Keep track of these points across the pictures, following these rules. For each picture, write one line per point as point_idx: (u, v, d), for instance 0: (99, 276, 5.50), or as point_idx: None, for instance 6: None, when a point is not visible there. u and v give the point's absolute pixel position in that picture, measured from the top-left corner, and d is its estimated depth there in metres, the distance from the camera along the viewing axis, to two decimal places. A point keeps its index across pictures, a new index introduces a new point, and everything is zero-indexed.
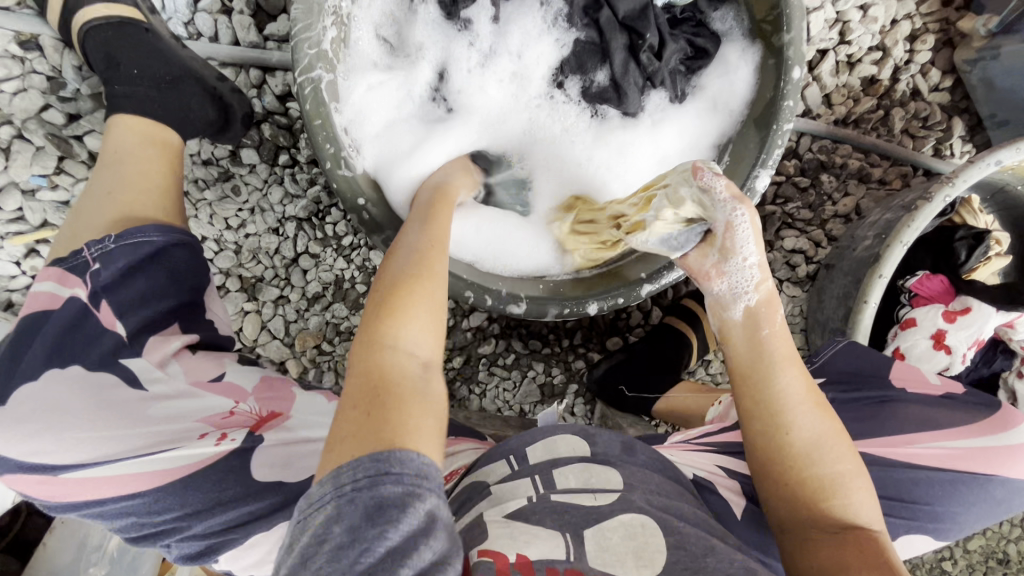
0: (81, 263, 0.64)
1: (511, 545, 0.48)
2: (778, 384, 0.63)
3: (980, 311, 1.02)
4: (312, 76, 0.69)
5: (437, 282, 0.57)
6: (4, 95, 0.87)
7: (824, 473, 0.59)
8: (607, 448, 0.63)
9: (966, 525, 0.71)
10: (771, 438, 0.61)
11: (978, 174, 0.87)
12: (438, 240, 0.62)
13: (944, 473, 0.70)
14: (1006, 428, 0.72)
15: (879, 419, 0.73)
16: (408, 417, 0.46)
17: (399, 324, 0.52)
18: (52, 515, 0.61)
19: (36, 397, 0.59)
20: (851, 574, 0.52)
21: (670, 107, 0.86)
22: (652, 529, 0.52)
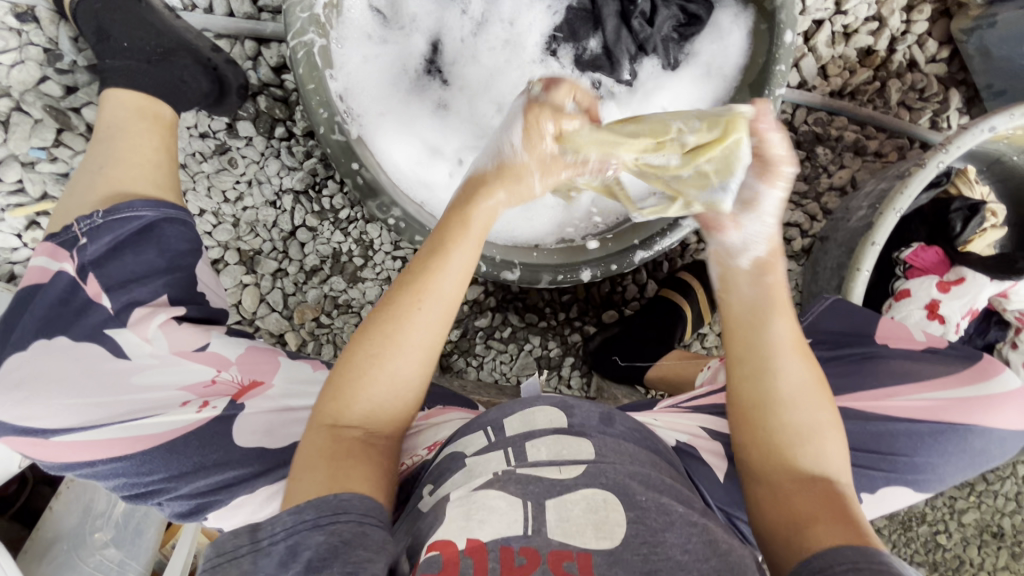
0: (71, 238, 0.63)
1: (463, 530, 0.51)
2: (769, 332, 0.61)
3: (974, 281, 1.03)
4: (305, 40, 0.69)
5: (404, 354, 0.57)
6: (2, 68, 0.87)
7: (801, 420, 0.60)
8: (586, 418, 0.62)
9: (947, 478, 0.74)
10: (757, 387, 0.61)
11: (971, 141, 0.88)
12: (430, 295, 0.58)
13: (928, 425, 0.72)
14: (986, 377, 0.75)
15: (855, 375, 0.76)
16: (341, 476, 0.52)
17: (348, 397, 0.56)
18: (53, 475, 0.63)
19: (26, 364, 0.60)
20: (811, 526, 0.55)
21: (663, 76, 0.86)
22: (613, 503, 0.53)
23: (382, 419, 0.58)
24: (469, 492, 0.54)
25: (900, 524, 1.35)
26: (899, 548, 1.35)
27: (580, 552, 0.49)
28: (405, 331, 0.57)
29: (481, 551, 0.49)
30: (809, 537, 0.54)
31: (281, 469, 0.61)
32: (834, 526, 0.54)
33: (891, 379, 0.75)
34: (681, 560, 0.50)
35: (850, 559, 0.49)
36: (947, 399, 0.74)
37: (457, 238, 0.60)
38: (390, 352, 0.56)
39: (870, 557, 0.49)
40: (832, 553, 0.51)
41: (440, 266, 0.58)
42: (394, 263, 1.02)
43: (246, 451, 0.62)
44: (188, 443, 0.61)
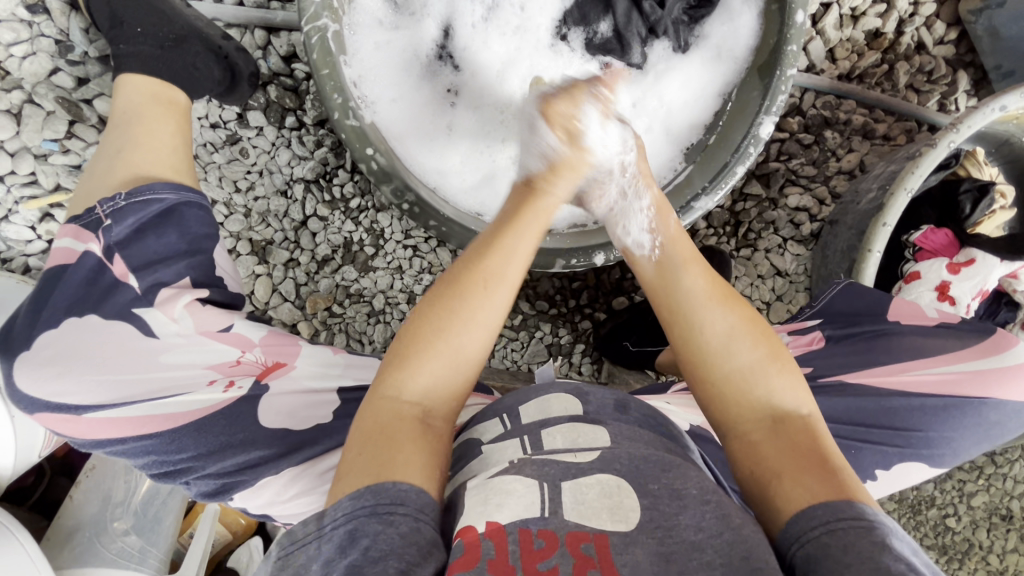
0: (95, 220, 0.64)
1: (479, 518, 0.50)
2: (683, 286, 0.65)
3: (984, 262, 1.03)
4: (319, 25, 0.69)
5: (468, 330, 0.58)
6: (14, 60, 0.88)
7: (740, 366, 0.61)
8: (600, 406, 0.63)
9: (961, 450, 0.75)
10: (687, 343, 0.63)
11: (982, 120, 0.88)
12: (495, 272, 0.60)
13: (938, 400, 0.73)
14: (999, 352, 0.74)
15: (868, 352, 0.77)
16: (399, 459, 0.51)
17: (410, 372, 0.57)
18: (83, 451, 0.63)
19: (54, 342, 0.60)
20: (780, 480, 0.54)
21: (674, 57, 0.87)
22: (627, 490, 0.52)
23: (439, 399, 0.58)
24: (486, 481, 0.54)
25: (910, 508, 1.35)
26: (909, 531, 1.36)
27: (597, 533, 0.48)
28: (472, 309, 0.59)
29: (500, 534, 0.48)
30: (780, 493, 0.53)
31: (304, 450, 0.62)
32: (804, 477, 0.53)
33: (903, 353, 0.76)
34: (695, 540, 0.49)
35: (822, 521, 0.49)
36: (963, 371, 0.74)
37: (526, 226, 0.64)
38: (456, 325, 0.58)
39: (840, 512, 0.48)
40: (807, 515, 0.50)
41: (506, 248, 0.62)
42: (406, 251, 1.02)
43: (271, 432, 0.63)
44: (213, 423, 0.61)
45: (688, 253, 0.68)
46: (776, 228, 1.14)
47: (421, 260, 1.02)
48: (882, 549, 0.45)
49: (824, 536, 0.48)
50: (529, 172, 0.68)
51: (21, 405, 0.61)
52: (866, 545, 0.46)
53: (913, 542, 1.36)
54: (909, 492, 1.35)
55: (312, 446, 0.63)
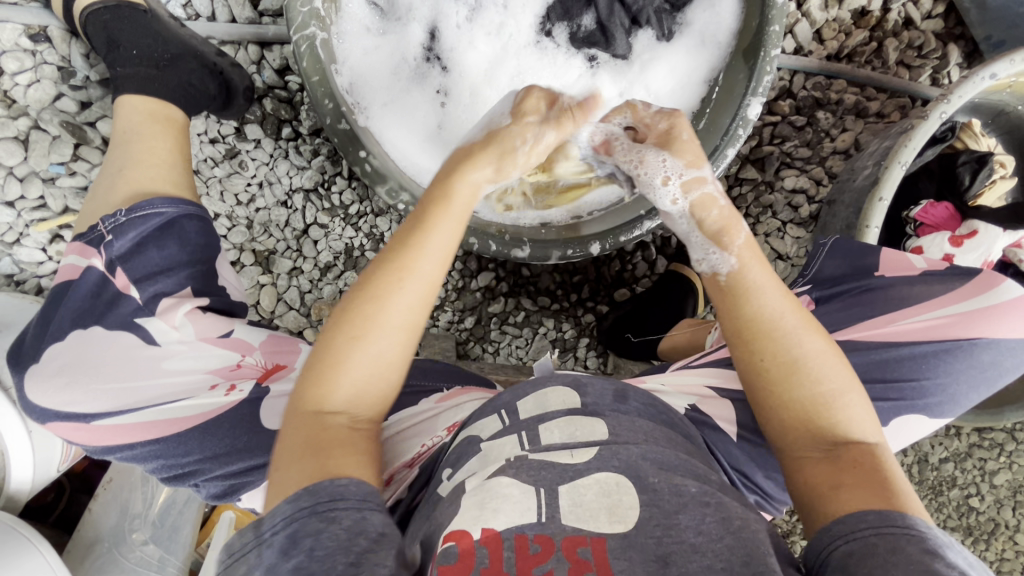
0: (97, 236, 0.65)
1: (476, 520, 0.52)
2: (757, 305, 0.63)
3: (986, 233, 1.03)
4: (307, 34, 0.71)
5: (381, 336, 0.57)
6: (19, 88, 0.91)
7: (821, 393, 0.60)
8: (598, 397, 0.65)
9: (960, 397, 0.74)
10: (757, 363, 0.62)
11: (972, 90, 0.88)
12: (402, 273, 0.58)
13: (924, 350, 0.72)
14: (989, 289, 0.74)
15: (855, 308, 0.77)
16: (331, 461, 0.52)
17: (330, 384, 0.56)
18: (95, 458, 0.65)
19: (63, 354, 0.62)
20: (836, 493, 0.56)
21: (658, 46, 0.87)
22: (627, 487, 0.55)
23: (364, 402, 0.57)
24: (484, 483, 0.56)
25: (930, 490, 1.33)
26: (932, 514, 1.34)
27: (593, 538, 0.51)
28: (382, 313, 0.57)
29: (496, 541, 0.51)
30: (837, 503, 0.55)
31: None
32: (860, 491, 0.55)
33: (882, 306, 0.76)
34: (695, 542, 0.51)
35: (871, 523, 0.51)
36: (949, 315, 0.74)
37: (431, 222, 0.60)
38: (368, 331, 0.56)
39: (890, 521, 0.51)
40: (856, 518, 0.53)
41: (419, 246, 0.59)
42: None
43: (273, 435, 0.64)
44: (219, 426, 0.63)
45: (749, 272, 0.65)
46: (774, 212, 1.14)
47: None
48: (932, 555, 0.47)
49: (872, 538, 0.50)
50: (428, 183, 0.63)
51: (34, 416, 0.63)
52: (916, 551, 0.48)
53: (936, 524, 1.34)
54: (928, 472, 1.33)
55: None
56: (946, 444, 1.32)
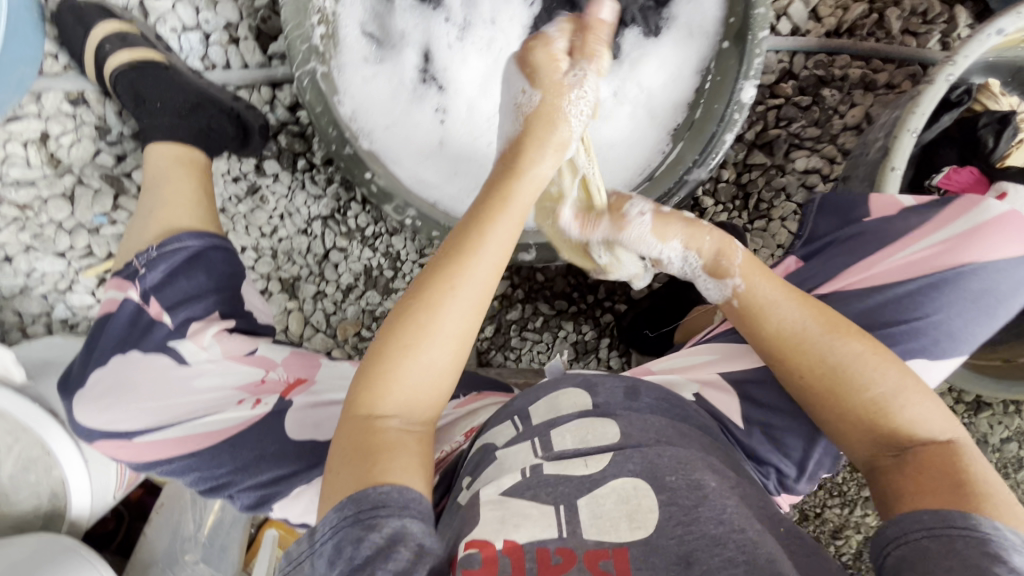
0: (132, 270, 0.71)
1: (496, 535, 0.56)
2: (785, 317, 0.64)
3: (1017, 194, 0.97)
4: (308, 69, 0.76)
5: (431, 341, 0.57)
6: (63, 149, 1.00)
7: (874, 398, 0.61)
8: (609, 396, 0.68)
9: (960, 334, 0.70)
10: (805, 377, 0.63)
11: (979, 49, 0.85)
12: (453, 280, 0.57)
13: (931, 297, 0.69)
14: (967, 213, 0.71)
15: (837, 259, 0.74)
16: (386, 464, 0.54)
17: (379, 390, 0.57)
18: (137, 474, 0.69)
19: (105, 377, 0.67)
20: (905, 499, 0.57)
21: (647, 42, 0.89)
22: (643, 490, 0.58)
23: (417, 409, 0.58)
24: (502, 496, 0.59)
25: None
26: None
27: (615, 548, 0.55)
28: (442, 319, 0.57)
29: (518, 553, 0.55)
30: (901, 509, 0.56)
31: None
32: (927, 496, 0.56)
33: (873, 246, 0.73)
34: (715, 534, 0.55)
35: (926, 525, 0.53)
36: (976, 271, 0.70)
37: (494, 218, 0.59)
38: (420, 338, 0.57)
39: (948, 522, 0.52)
40: (910, 521, 0.54)
41: (470, 252, 0.58)
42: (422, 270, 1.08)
43: (298, 444, 0.67)
44: (246, 438, 0.66)
45: (778, 284, 0.67)
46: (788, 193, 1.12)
47: None
48: (990, 558, 0.49)
49: (926, 540, 0.52)
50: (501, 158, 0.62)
51: (82, 437, 0.68)
52: (972, 552, 0.49)
53: None
54: (990, 455, 1.26)
55: None
56: (1006, 423, 1.25)
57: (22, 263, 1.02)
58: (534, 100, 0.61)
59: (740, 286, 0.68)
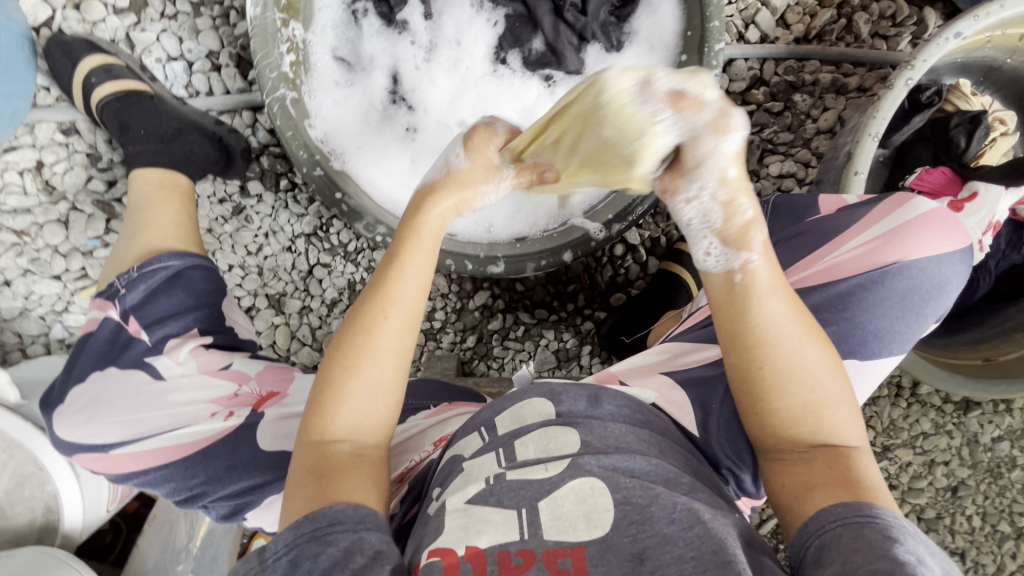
0: (113, 290, 0.74)
1: (461, 540, 0.57)
2: (768, 309, 0.60)
3: (987, 194, 0.97)
4: (278, 96, 0.79)
5: (373, 368, 0.60)
6: (57, 177, 1.04)
7: (804, 401, 0.60)
8: (572, 403, 0.68)
9: (900, 328, 0.72)
10: (757, 372, 0.61)
11: (938, 52, 0.86)
12: (382, 309, 0.61)
13: (873, 296, 0.70)
14: (899, 210, 0.74)
15: (778, 260, 0.78)
16: (341, 486, 0.56)
17: (326, 416, 0.60)
18: (117, 485, 0.73)
19: (85, 393, 0.71)
20: (811, 495, 0.58)
21: (610, 56, 0.91)
22: (600, 489, 0.59)
23: (365, 429, 0.61)
24: (467, 505, 0.60)
25: (987, 473, 1.25)
26: (993, 498, 1.25)
27: (574, 547, 0.56)
28: (381, 344, 0.60)
29: (479, 556, 0.55)
30: (807, 505, 0.58)
31: None
32: (833, 494, 0.57)
33: (810, 247, 0.77)
34: (667, 532, 0.56)
35: (839, 516, 0.54)
36: (924, 271, 0.71)
37: (412, 247, 0.62)
38: (359, 366, 0.60)
39: (857, 512, 0.54)
40: (826, 513, 0.55)
41: (397, 281, 0.61)
42: None
43: (270, 455, 0.69)
44: (219, 450, 0.69)
45: (772, 273, 0.61)
46: (764, 198, 1.13)
47: None
48: (892, 542, 0.50)
49: (838, 528, 0.53)
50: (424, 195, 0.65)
51: (65, 449, 0.72)
52: (875, 536, 0.51)
53: (1000, 509, 1.25)
54: (981, 454, 1.25)
55: None
56: (997, 422, 1.24)
57: (20, 287, 1.06)
58: (464, 167, 0.64)
59: (755, 261, 0.60)
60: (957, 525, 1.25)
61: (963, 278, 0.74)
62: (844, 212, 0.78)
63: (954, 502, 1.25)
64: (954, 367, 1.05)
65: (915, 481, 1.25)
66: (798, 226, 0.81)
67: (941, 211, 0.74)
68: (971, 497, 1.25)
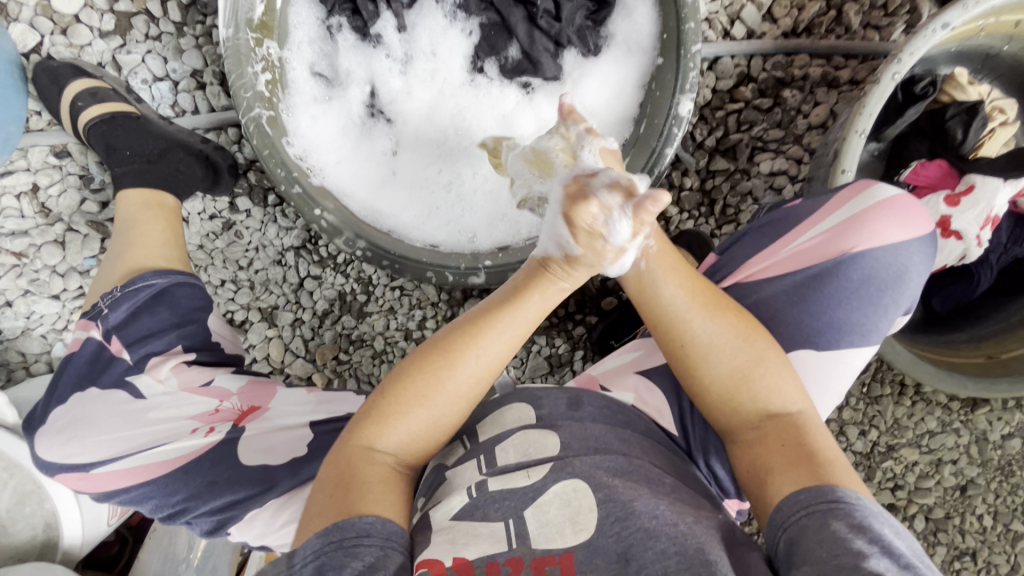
0: (97, 311, 0.76)
1: (448, 551, 0.53)
2: (666, 292, 0.63)
3: (984, 186, 0.94)
4: (253, 115, 0.80)
5: (443, 401, 0.59)
6: (52, 199, 1.07)
7: (731, 373, 0.62)
8: (553, 406, 0.66)
9: (862, 318, 0.71)
10: (675, 350, 0.63)
11: (925, 44, 0.84)
12: (476, 345, 0.59)
13: (830, 287, 0.70)
14: (861, 196, 0.73)
15: (742, 251, 0.78)
16: (366, 498, 0.55)
17: (385, 429, 0.58)
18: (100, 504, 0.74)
19: (66, 413, 0.72)
20: (770, 476, 0.57)
21: (586, 61, 0.90)
22: (583, 490, 0.57)
23: (414, 450, 0.60)
24: (450, 519, 0.56)
25: (998, 471, 1.22)
26: (1005, 496, 1.22)
27: (562, 554, 0.53)
28: (459, 376, 0.59)
29: (467, 567, 0.52)
30: (770, 488, 0.57)
31: (280, 484, 0.69)
32: (791, 472, 0.56)
33: (772, 237, 0.76)
34: (651, 527, 0.53)
35: (803, 504, 0.53)
36: (888, 258, 0.70)
37: (528, 292, 0.60)
38: (433, 394, 0.58)
39: (820, 498, 0.53)
40: (789, 501, 0.54)
41: (501, 321, 0.59)
42: (393, 293, 1.11)
43: (251, 469, 0.70)
44: (202, 465, 0.70)
45: (663, 256, 0.64)
46: (755, 196, 1.11)
47: (409, 298, 1.11)
48: (856, 532, 0.49)
49: (803, 519, 0.52)
50: (546, 253, 0.60)
51: (46, 472, 0.73)
52: (841, 527, 0.50)
53: (1011, 508, 1.22)
54: (991, 452, 1.21)
55: (291, 478, 0.70)
56: (1006, 418, 1.20)
57: (21, 307, 1.09)
58: (575, 249, 0.57)
59: (652, 245, 0.63)
60: (967, 525, 1.22)
61: (926, 266, 0.73)
62: (807, 201, 0.77)
63: (963, 501, 1.22)
64: (953, 366, 1.02)
65: (921, 480, 1.22)
66: (763, 216, 0.80)
67: (903, 198, 0.71)
68: (981, 495, 1.22)
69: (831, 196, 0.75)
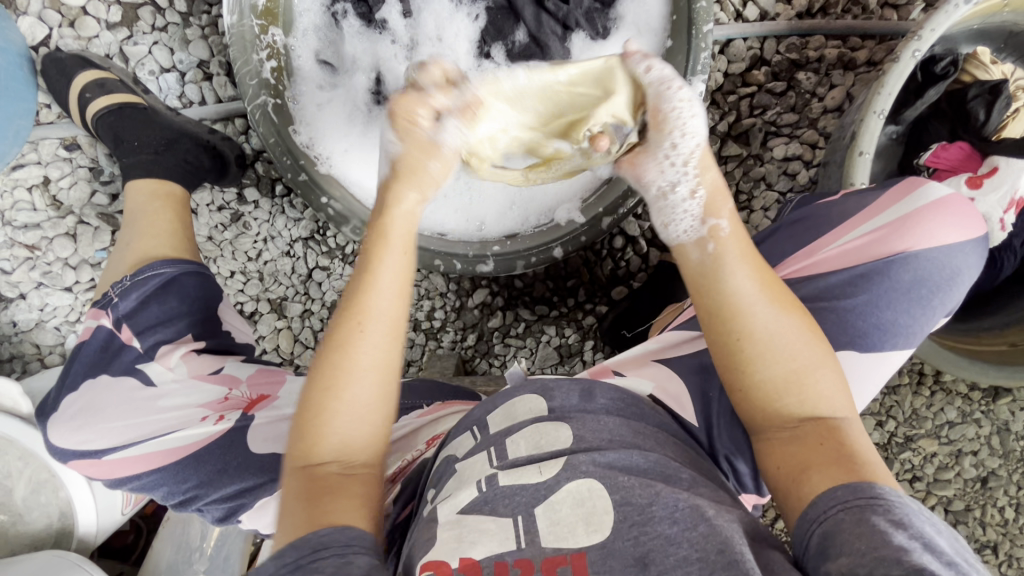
0: (107, 299, 0.76)
1: (455, 551, 0.53)
2: (738, 280, 0.60)
3: (1008, 168, 0.92)
4: (259, 102, 0.81)
5: (354, 377, 0.57)
6: (63, 191, 1.07)
7: (785, 374, 0.59)
8: (565, 398, 0.64)
9: (911, 318, 0.69)
10: (739, 340, 0.60)
11: (946, 21, 0.81)
12: (363, 309, 0.57)
13: (880, 288, 0.68)
14: (912, 192, 0.71)
15: (783, 248, 0.76)
16: (331, 505, 0.54)
17: (314, 437, 0.57)
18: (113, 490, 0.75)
19: (78, 399, 0.73)
20: (807, 476, 0.56)
21: (595, 44, 0.88)
22: (599, 491, 0.55)
23: (355, 449, 0.58)
24: (459, 515, 0.55)
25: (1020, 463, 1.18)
26: None
27: (575, 554, 0.52)
28: (360, 351, 0.57)
29: (474, 568, 0.52)
30: (807, 488, 0.55)
31: None
32: (832, 472, 0.54)
33: (815, 232, 0.74)
34: (671, 533, 0.52)
35: (841, 500, 0.51)
36: (936, 257, 0.69)
37: (379, 249, 0.59)
38: (340, 380, 0.56)
39: (860, 495, 0.51)
40: (826, 498, 0.53)
41: (369, 286, 0.58)
42: None
43: (259, 460, 0.70)
44: (211, 454, 0.70)
45: (740, 241, 0.61)
46: (769, 182, 1.09)
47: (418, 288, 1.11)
48: (895, 527, 0.48)
49: (840, 514, 0.51)
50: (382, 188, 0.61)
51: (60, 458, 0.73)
52: (880, 521, 0.48)
53: None
54: (1014, 443, 1.18)
55: None
56: None
57: (35, 299, 1.10)
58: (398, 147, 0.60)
59: (724, 227, 0.61)
60: (987, 518, 1.19)
61: (974, 269, 0.72)
62: (849, 199, 0.75)
63: (984, 493, 1.19)
64: (976, 354, 0.99)
65: (940, 472, 1.19)
66: (801, 211, 0.78)
67: (953, 198, 0.70)
68: (1003, 487, 1.19)
69: (876, 194, 0.73)
